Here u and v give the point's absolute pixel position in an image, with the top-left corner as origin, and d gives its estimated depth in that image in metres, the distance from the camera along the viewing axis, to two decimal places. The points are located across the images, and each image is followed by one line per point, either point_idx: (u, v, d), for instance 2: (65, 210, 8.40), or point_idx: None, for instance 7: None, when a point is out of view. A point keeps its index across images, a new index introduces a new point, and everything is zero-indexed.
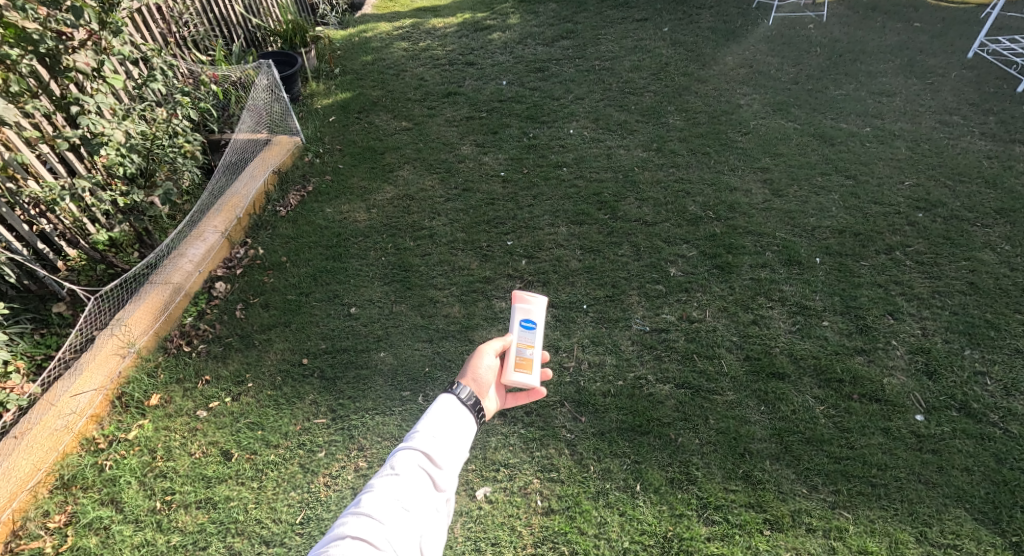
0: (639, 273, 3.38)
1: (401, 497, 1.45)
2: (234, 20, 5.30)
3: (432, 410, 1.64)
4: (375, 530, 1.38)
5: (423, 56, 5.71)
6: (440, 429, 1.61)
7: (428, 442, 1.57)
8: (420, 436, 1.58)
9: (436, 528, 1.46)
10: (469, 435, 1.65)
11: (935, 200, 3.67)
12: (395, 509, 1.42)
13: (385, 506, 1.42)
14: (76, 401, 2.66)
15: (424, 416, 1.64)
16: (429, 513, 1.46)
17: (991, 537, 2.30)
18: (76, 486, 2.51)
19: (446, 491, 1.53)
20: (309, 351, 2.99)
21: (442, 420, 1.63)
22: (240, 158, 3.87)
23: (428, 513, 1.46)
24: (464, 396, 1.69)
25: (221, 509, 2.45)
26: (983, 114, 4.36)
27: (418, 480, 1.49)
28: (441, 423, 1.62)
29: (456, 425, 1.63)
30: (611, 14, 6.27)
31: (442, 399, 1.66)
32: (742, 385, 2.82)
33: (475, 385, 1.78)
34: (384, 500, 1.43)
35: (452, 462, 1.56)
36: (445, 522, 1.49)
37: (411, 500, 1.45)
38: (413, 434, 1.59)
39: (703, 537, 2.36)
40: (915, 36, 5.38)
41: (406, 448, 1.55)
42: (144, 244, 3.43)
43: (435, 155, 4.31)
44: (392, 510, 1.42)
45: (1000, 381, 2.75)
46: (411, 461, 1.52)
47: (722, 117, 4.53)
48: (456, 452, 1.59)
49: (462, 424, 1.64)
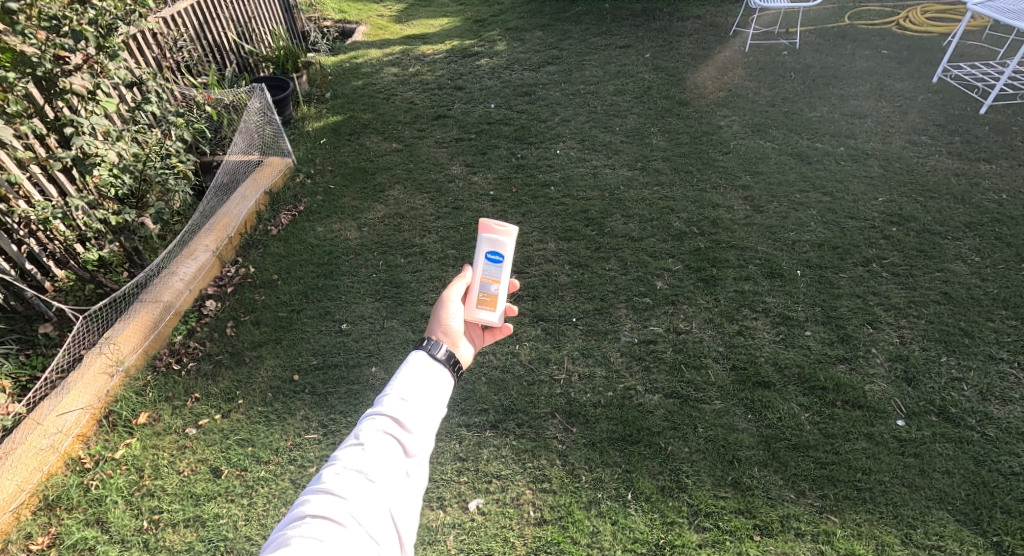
0: (627, 287, 3.45)
1: (365, 469, 1.43)
2: (227, 46, 5.41)
3: (403, 369, 1.61)
4: (338, 507, 1.37)
5: (413, 81, 5.84)
6: (409, 391, 1.57)
7: (396, 406, 1.53)
8: (386, 400, 1.54)
9: (406, 494, 1.45)
10: (447, 387, 1.65)
11: (908, 215, 3.82)
12: (359, 481, 1.41)
13: (349, 480, 1.41)
14: (62, 420, 2.63)
15: (395, 377, 1.60)
16: (397, 482, 1.45)
17: (973, 538, 2.35)
18: (60, 507, 2.48)
19: (417, 457, 1.51)
20: (301, 368, 3.00)
21: (414, 380, 1.59)
22: (232, 179, 3.96)
23: (395, 481, 1.44)
24: (438, 353, 1.67)
25: (210, 527, 2.42)
26: (950, 134, 4.55)
27: (384, 449, 1.46)
28: (410, 382, 1.58)
29: (430, 383, 1.60)
30: (595, 41, 6.48)
31: (414, 357, 1.63)
32: (729, 394, 2.88)
33: (445, 337, 1.77)
34: (348, 475, 1.41)
35: (423, 426, 1.54)
36: (417, 488, 1.48)
37: (376, 471, 1.43)
38: (381, 398, 1.55)
39: (694, 544, 2.39)
40: (883, 61, 5.64)
41: (373, 415, 1.52)
42: (133, 264, 3.45)
43: (425, 175, 4.39)
44: (356, 483, 1.40)
45: (976, 386, 2.84)
46: (376, 429, 1.49)
47: (703, 138, 4.69)
48: (429, 413, 1.56)
49: (436, 381, 1.62)
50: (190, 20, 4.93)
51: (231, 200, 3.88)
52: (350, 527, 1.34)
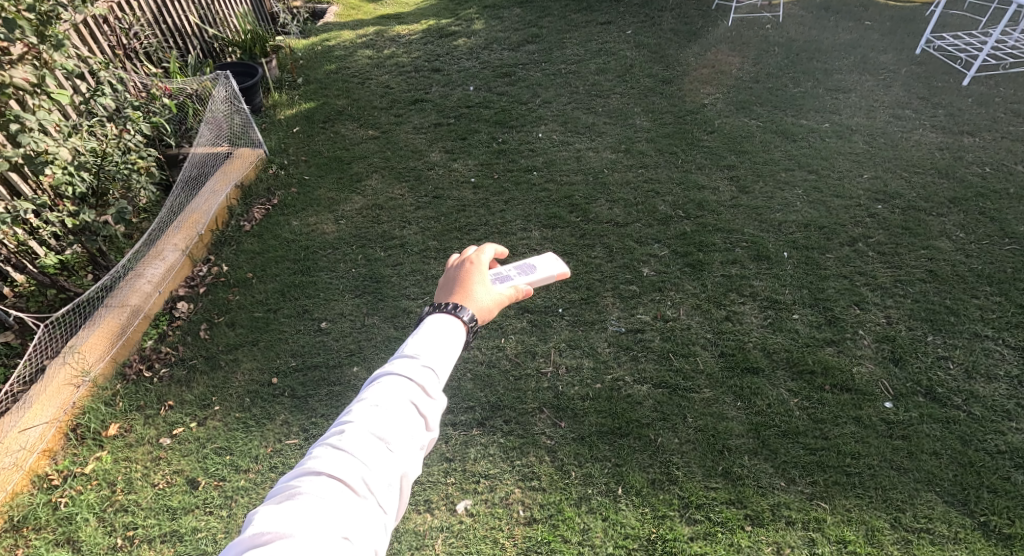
0: (613, 275, 3.39)
1: (382, 433, 1.24)
2: (188, 30, 5.16)
3: (430, 326, 1.43)
4: (349, 471, 1.19)
5: (388, 64, 5.65)
6: (436, 356, 1.38)
7: (423, 369, 1.34)
8: (412, 359, 1.35)
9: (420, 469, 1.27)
10: (459, 337, 1.44)
11: (893, 192, 3.78)
12: (376, 445, 1.22)
13: (364, 443, 1.22)
14: (25, 436, 2.52)
15: (421, 334, 1.41)
16: (415, 454, 1.26)
17: (960, 518, 2.34)
18: (27, 527, 2.38)
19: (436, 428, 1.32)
20: (279, 370, 2.91)
21: (438, 341, 1.40)
22: (200, 173, 3.81)
23: (412, 454, 1.26)
24: (464, 315, 1.48)
25: (189, 541, 2.34)
26: (933, 108, 4.51)
27: (406, 416, 1.27)
28: (431, 341, 1.40)
29: (451, 345, 1.42)
30: (575, 18, 6.31)
31: (441, 316, 1.45)
32: (718, 381, 2.85)
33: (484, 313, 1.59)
34: (363, 436, 1.23)
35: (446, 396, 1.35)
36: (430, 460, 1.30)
37: (396, 437, 1.24)
38: (406, 355, 1.36)
39: (686, 538, 2.36)
40: (867, 33, 5.56)
41: (395, 372, 1.33)
42: (98, 266, 3.29)
43: (403, 163, 4.27)
44: (372, 447, 1.22)
45: (962, 364, 2.83)
46: (398, 389, 1.30)
47: (687, 117, 4.60)
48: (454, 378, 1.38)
49: (455, 345, 1.42)
50: (147, 3, 4.68)
51: (200, 195, 3.74)
52: (360, 495, 1.17)
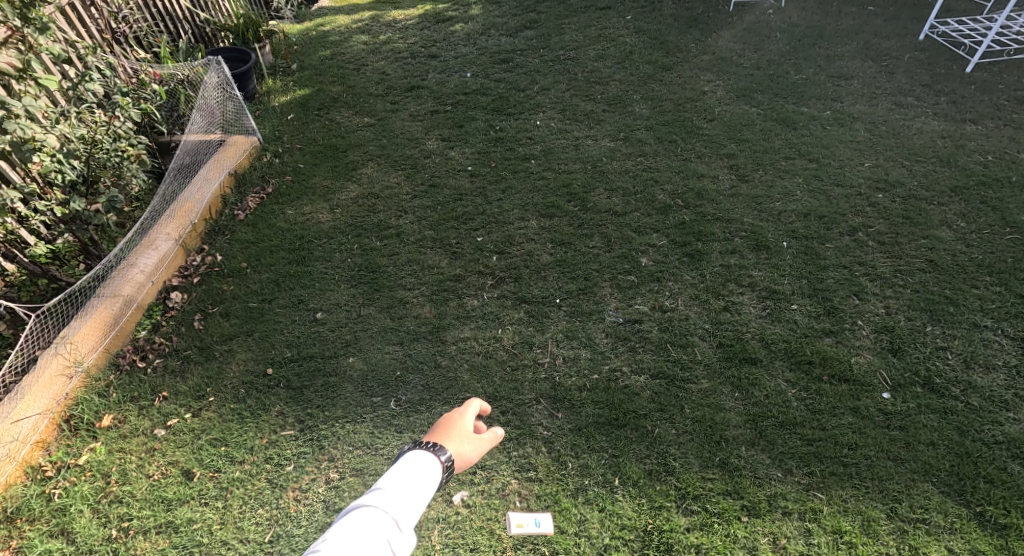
0: (611, 265, 3.36)
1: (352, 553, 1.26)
2: (179, 15, 5.00)
3: (402, 464, 1.55)
4: None
5: (384, 50, 5.57)
6: (407, 494, 1.47)
7: (393, 508, 1.42)
8: (384, 497, 1.44)
9: None
10: (434, 476, 1.55)
11: (894, 180, 3.75)
12: None
13: None
14: (18, 427, 2.50)
15: (393, 472, 1.52)
16: None
17: (956, 509, 2.34)
18: (21, 519, 2.36)
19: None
20: (274, 361, 2.89)
21: (409, 479, 1.51)
22: (193, 161, 3.76)
23: None
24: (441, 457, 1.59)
25: (184, 532, 2.33)
26: (936, 95, 4.46)
27: (377, 542, 1.31)
28: (403, 479, 1.50)
29: (421, 482, 1.51)
30: (574, 2, 6.22)
31: (413, 454, 1.57)
32: (715, 372, 2.83)
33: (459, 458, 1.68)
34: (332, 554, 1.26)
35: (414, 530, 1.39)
36: None
37: None
38: (378, 493, 1.45)
39: (683, 528, 2.35)
40: (870, 19, 5.48)
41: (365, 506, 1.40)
42: (90, 256, 3.25)
43: (399, 151, 4.22)
44: None
45: (960, 354, 2.82)
46: (369, 519, 1.36)
47: (687, 104, 4.54)
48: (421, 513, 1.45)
49: (425, 482, 1.52)
50: None
51: (193, 183, 3.69)
52: None
